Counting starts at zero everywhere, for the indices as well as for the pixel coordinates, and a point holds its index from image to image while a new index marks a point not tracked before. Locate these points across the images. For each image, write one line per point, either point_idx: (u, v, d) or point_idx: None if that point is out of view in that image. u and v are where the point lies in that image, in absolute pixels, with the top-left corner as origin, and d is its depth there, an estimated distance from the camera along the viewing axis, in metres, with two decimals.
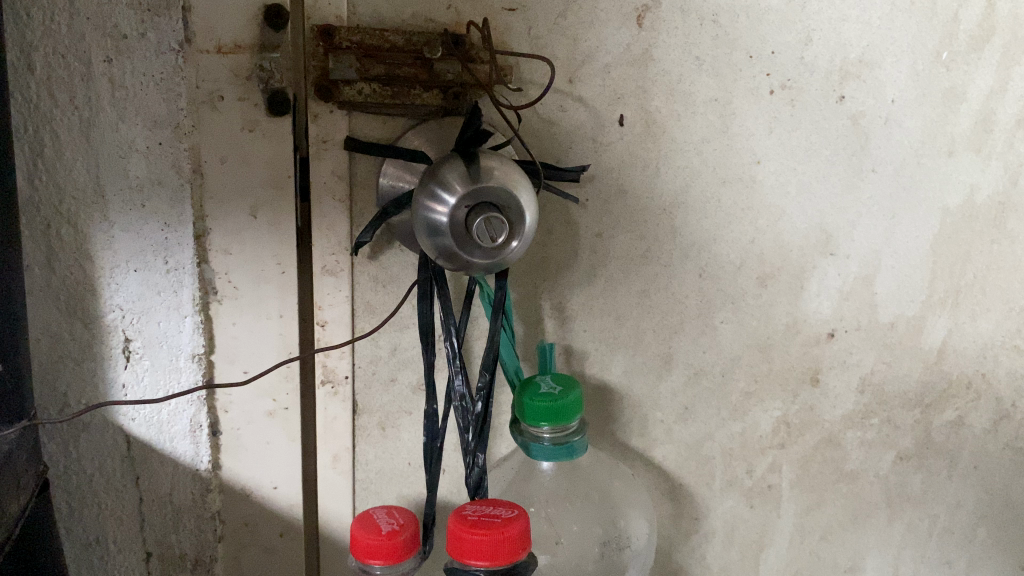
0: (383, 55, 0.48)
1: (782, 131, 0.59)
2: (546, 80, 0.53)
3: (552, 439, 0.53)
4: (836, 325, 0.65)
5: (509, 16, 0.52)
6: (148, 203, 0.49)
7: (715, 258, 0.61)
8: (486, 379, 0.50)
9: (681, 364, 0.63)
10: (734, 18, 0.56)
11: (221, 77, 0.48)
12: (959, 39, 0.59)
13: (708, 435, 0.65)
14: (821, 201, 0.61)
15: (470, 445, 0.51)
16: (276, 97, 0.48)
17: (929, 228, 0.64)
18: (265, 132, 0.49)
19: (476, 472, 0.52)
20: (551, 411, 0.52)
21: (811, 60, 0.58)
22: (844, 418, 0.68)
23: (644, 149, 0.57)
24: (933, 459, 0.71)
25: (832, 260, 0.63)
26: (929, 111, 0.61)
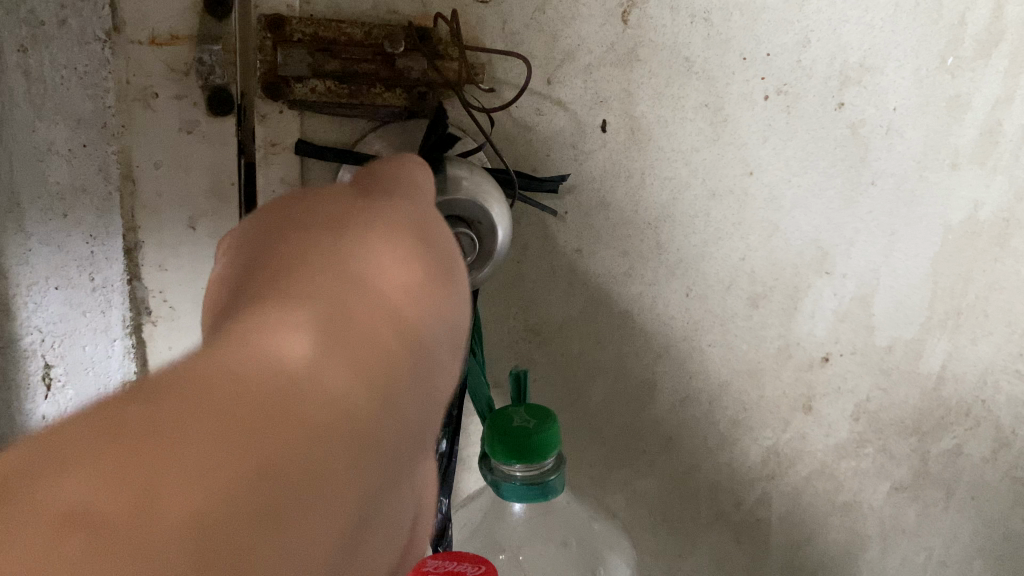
0: (340, 50, 0.43)
1: (777, 140, 0.54)
2: (522, 80, 0.48)
3: (496, 475, 0.50)
4: (830, 348, 0.60)
5: (482, 9, 0.47)
6: (71, 213, 0.44)
7: (703, 276, 0.56)
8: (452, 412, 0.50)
9: (665, 392, 0.59)
10: (728, 16, 0.50)
11: (154, 71, 0.42)
12: (965, 44, 0.54)
13: (695, 466, 0.62)
14: (817, 216, 0.56)
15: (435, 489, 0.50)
16: (218, 95, 0.43)
17: (930, 246, 0.59)
18: (206, 134, 0.43)
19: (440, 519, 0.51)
20: (500, 441, 0.49)
21: (809, 64, 0.52)
22: (837, 447, 0.63)
23: (629, 158, 0.52)
24: (929, 489, 0.67)
25: (828, 279, 0.58)
26: (932, 121, 0.56)
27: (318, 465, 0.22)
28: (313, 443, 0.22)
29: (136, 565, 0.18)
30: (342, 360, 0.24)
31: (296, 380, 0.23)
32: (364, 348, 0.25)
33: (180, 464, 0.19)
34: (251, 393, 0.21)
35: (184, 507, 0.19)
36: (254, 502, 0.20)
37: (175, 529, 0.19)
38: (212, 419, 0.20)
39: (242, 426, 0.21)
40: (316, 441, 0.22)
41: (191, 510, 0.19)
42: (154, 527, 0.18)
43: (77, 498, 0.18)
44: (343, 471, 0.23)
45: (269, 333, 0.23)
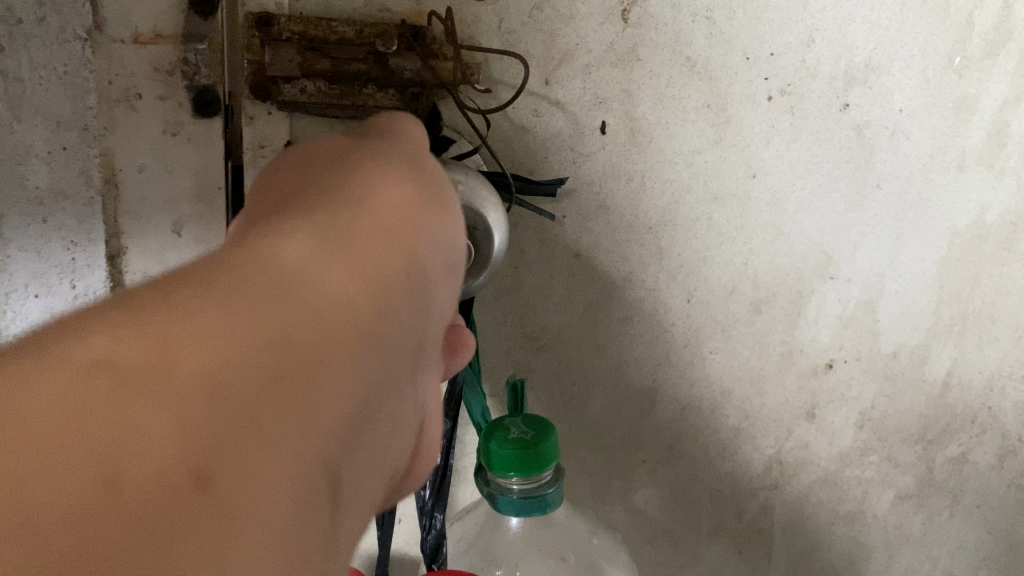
0: (330, 49, 0.41)
1: (780, 142, 0.52)
2: (518, 81, 0.47)
3: (491, 488, 0.49)
4: (835, 355, 0.59)
5: (477, 7, 0.45)
6: (51, 218, 0.42)
7: (705, 282, 0.55)
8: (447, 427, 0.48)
9: (666, 400, 0.58)
10: (730, 15, 0.49)
11: (138, 71, 0.41)
12: (973, 44, 0.53)
13: (696, 476, 0.61)
14: (821, 219, 0.55)
15: (428, 504, 0.49)
16: (204, 96, 0.42)
17: (937, 251, 0.58)
18: (192, 136, 0.42)
19: (433, 536, 0.49)
20: (497, 457, 0.47)
21: (813, 64, 0.51)
22: (841, 456, 0.62)
23: (629, 160, 0.50)
24: (934, 497, 0.66)
25: (832, 284, 0.57)
26: (939, 122, 0.54)
27: (335, 344, 0.21)
28: (327, 323, 0.21)
29: (158, 416, 0.17)
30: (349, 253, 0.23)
31: (309, 269, 0.22)
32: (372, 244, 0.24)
33: (195, 328, 0.18)
34: (258, 276, 0.21)
35: (204, 365, 0.18)
36: (274, 370, 0.19)
37: (193, 386, 0.18)
38: (221, 294, 0.20)
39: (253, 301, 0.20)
40: (329, 323, 0.21)
41: (211, 370, 0.18)
42: (175, 382, 0.17)
43: (90, 354, 0.17)
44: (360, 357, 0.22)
45: (268, 234, 0.23)
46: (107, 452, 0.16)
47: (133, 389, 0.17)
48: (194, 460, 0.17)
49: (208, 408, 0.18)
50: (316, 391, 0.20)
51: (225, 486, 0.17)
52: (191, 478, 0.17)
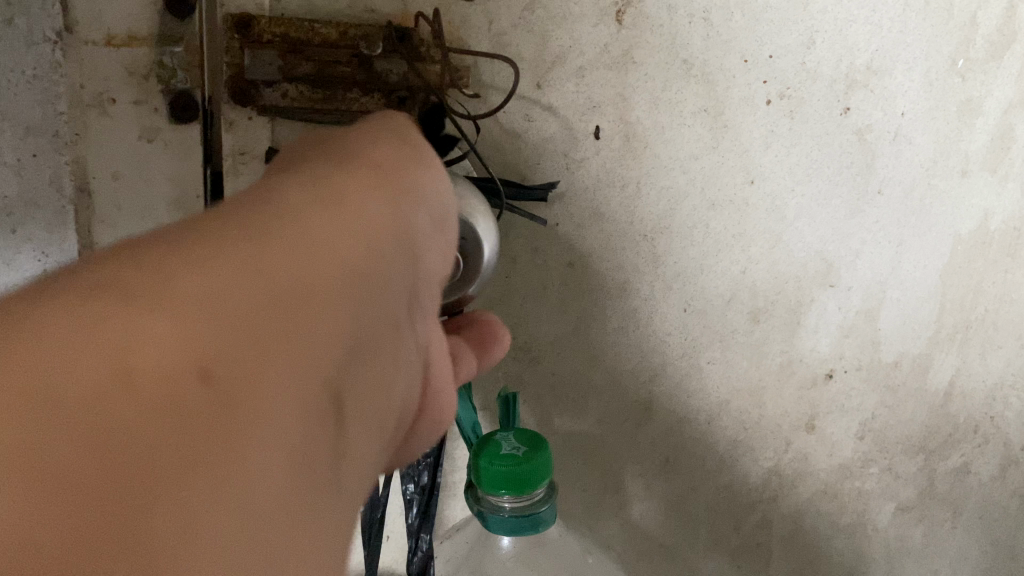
0: (314, 51, 0.40)
1: (780, 147, 0.51)
2: (510, 84, 0.45)
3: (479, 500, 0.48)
4: (835, 364, 0.57)
5: (467, 8, 0.44)
6: (21, 228, 0.41)
7: (702, 291, 0.53)
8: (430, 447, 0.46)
9: (662, 413, 0.56)
10: (728, 16, 0.47)
11: (111, 74, 0.39)
12: (977, 45, 0.51)
13: (693, 489, 0.59)
14: (821, 226, 0.53)
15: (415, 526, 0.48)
16: (180, 100, 0.40)
17: (940, 258, 0.56)
18: (169, 142, 0.41)
19: (420, 558, 0.48)
20: (489, 473, 0.46)
21: (813, 66, 0.49)
22: (841, 467, 0.61)
23: (623, 166, 0.49)
24: (936, 509, 0.64)
25: (832, 292, 0.55)
26: (942, 126, 0.53)
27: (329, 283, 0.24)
28: (325, 261, 0.24)
29: (152, 318, 0.20)
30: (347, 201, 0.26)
31: (294, 204, 0.24)
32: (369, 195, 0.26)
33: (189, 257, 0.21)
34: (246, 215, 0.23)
35: (209, 302, 0.21)
36: (272, 305, 0.22)
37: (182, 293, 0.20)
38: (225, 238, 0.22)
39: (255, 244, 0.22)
40: (328, 266, 0.24)
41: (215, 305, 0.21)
42: (173, 295, 0.20)
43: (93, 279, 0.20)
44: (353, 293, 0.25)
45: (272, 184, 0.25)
46: (130, 377, 0.19)
47: (148, 320, 0.19)
48: (202, 379, 0.20)
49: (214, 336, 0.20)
50: (312, 323, 0.23)
51: (230, 404, 0.20)
52: (204, 394, 0.20)
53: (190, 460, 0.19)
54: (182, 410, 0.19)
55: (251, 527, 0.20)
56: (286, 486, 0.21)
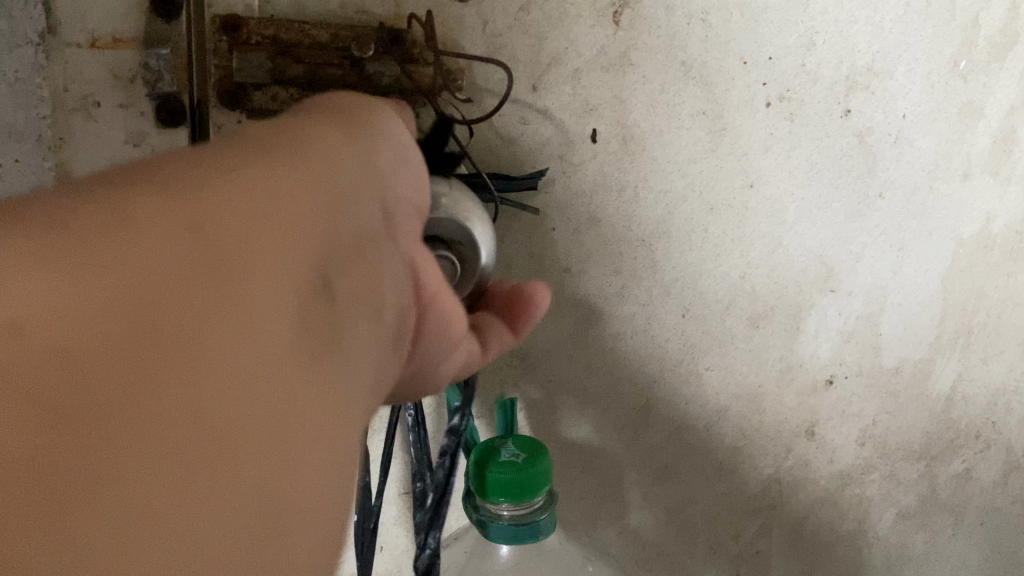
0: (304, 54, 0.39)
1: (780, 151, 0.50)
2: (504, 88, 0.44)
3: (485, 514, 0.47)
4: (835, 370, 0.56)
5: (460, 9, 0.43)
6: None
7: (700, 296, 0.52)
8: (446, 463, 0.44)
9: (660, 419, 0.55)
10: (727, 17, 0.46)
11: (95, 77, 0.38)
12: (979, 47, 0.51)
13: (691, 497, 0.58)
14: (821, 230, 0.53)
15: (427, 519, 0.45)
16: (167, 104, 0.39)
17: (942, 262, 0.56)
18: (156, 146, 0.40)
19: (427, 554, 0.45)
20: (499, 485, 0.45)
21: (814, 68, 0.49)
22: (841, 474, 0.60)
23: (621, 170, 0.48)
24: (937, 516, 0.63)
25: (833, 297, 0.54)
26: (944, 129, 0.52)
27: (239, 250, 0.19)
28: (235, 230, 0.20)
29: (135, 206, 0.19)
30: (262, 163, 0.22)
31: (259, 130, 0.24)
32: (290, 157, 0.23)
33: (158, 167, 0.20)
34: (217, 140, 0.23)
35: (56, 295, 0.17)
36: (152, 289, 0.18)
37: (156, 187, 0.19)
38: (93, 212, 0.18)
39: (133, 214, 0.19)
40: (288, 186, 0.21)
41: (61, 298, 0.17)
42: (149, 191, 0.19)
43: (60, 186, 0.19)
44: (281, 258, 0.20)
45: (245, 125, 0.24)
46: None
47: (42, 280, 0.17)
48: (104, 352, 0.17)
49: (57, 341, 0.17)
50: (219, 303, 0.19)
51: (141, 378, 0.17)
52: (34, 414, 0.16)
53: (10, 505, 0.16)
54: (68, 390, 0.16)
55: (166, 526, 0.17)
56: (188, 509, 0.17)
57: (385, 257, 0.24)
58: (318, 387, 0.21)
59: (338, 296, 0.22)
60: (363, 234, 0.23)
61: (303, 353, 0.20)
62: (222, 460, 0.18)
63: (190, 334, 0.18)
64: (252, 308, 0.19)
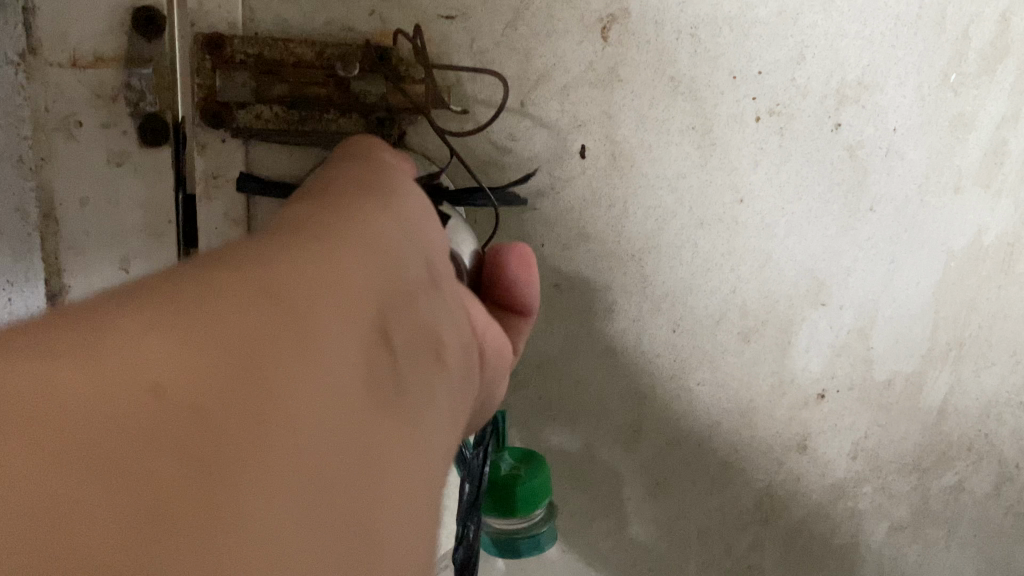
0: (290, 72, 0.40)
1: (769, 164, 0.49)
2: (499, 99, 0.45)
3: (501, 528, 0.50)
4: (826, 384, 0.56)
5: (447, 26, 0.43)
6: None
7: (690, 310, 0.52)
8: (470, 488, 0.47)
9: (650, 435, 0.56)
10: (716, 32, 0.46)
11: (77, 97, 0.38)
12: (969, 59, 0.49)
13: (683, 513, 0.59)
14: (811, 243, 0.52)
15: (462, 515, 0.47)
16: (151, 123, 0.39)
17: (933, 274, 0.54)
18: (137, 166, 0.40)
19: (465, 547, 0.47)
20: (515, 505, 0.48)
21: (803, 82, 0.48)
22: (833, 487, 0.59)
23: (609, 184, 0.48)
24: (929, 528, 0.63)
25: (824, 310, 0.54)
26: (933, 142, 0.51)
27: (316, 326, 0.21)
28: (292, 315, 0.21)
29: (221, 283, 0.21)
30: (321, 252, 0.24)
31: (293, 221, 0.26)
32: (345, 244, 0.25)
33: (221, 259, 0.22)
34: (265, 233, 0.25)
35: (173, 364, 0.18)
36: (249, 345, 0.19)
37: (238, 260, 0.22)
38: (189, 300, 0.20)
39: (225, 304, 0.20)
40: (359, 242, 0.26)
41: (182, 373, 0.18)
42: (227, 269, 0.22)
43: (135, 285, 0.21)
44: (346, 332, 0.22)
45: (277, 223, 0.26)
46: (96, 470, 0.16)
47: (150, 344, 0.18)
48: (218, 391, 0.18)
49: (183, 405, 0.18)
50: (304, 359, 0.20)
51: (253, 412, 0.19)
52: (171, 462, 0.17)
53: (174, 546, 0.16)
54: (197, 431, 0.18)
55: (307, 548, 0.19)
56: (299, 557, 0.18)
57: (432, 305, 0.28)
58: (383, 448, 0.22)
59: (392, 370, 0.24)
60: (406, 304, 0.26)
61: (372, 402, 0.22)
62: (319, 518, 0.19)
63: (290, 399, 0.20)
64: (333, 376, 0.21)
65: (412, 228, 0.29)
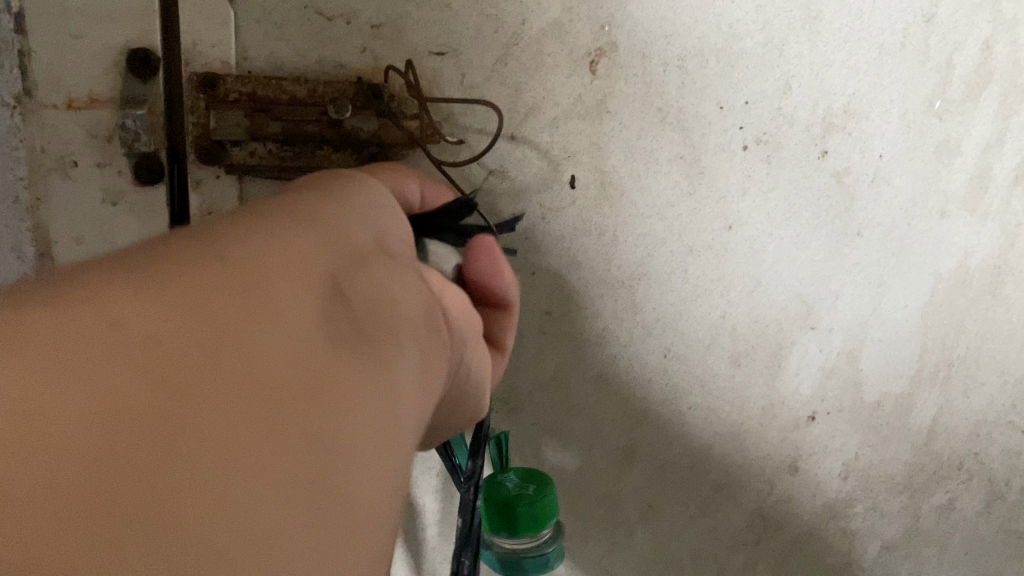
0: (282, 111, 0.41)
1: (758, 193, 0.50)
2: (494, 125, 0.45)
3: (512, 548, 0.50)
4: (816, 407, 0.56)
5: (437, 61, 0.44)
6: None
7: (682, 336, 0.53)
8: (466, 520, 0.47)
9: (643, 460, 0.57)
10: (703, 63, 0.47)
11: (72, 137, 0.40)
12: (953, 86, 0.50)
13: (676, 535, 0.60)
14: (801, 269, 0.53)
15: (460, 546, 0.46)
16: (145, 162, 0.41)
17: (920, 297, 0.55)
18: (133, 204, 0.41)
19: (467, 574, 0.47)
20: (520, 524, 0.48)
21: (790, 111, 0.49)
22: (825, 507, 0.60)
23: (599, 214, 0.49)
24: (921, 546, 0.64)
25: (813, 334, 0.54)
26: (919, 167, 0.52)
27: (272, 301, 0.21)
28: (245, 287, 0.21)
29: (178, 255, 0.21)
30: (285, 229, 0.24)
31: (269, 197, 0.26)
32: (306, 226, 0.25)
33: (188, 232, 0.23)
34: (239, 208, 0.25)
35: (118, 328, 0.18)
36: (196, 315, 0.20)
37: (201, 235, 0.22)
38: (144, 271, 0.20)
39: (187, 273, 0.20)
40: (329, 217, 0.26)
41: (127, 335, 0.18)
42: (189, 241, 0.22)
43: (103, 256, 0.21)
44: (302, 294, 0.22)
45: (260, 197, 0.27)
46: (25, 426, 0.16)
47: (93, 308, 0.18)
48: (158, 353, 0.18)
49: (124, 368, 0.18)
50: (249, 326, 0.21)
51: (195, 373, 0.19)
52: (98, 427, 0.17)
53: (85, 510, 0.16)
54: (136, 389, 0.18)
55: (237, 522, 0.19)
56: (245, 520, 0.19)
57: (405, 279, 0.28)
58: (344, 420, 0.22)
59: (362, 332, 0.24)
60: (376, 280, 0.26)
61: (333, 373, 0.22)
62: (270, 483, 0.19)
63: (245, 371, 0.20)
64: (288, 348, 0.21)
65: (379, 210, 0.29)
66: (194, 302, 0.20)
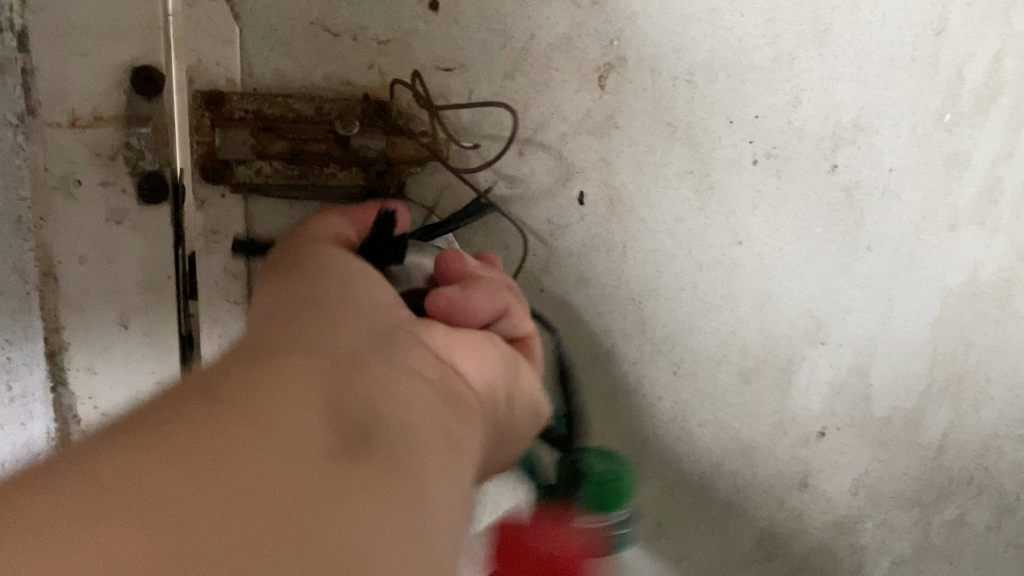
0: (287, 128, 0.41)
1: (767, 207, 0.50)
2: (508, 131, 0.45)
3: None
4: (827, 422, 0.56)
5: (445, 77, 0.43)
6: None
7: (691, 352, 0.52)
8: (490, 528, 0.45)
9: (652, 479, 0.56)
10: (712, 77, 0.46)
11: (76, 156, 0.38)
12: (962, 100, 0.50)
13: (685, 552, 0.59)
14: (810, 285, 0.52)
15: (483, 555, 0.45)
16: (150, 182, 0.39)
17: (929, 311, 0.55)
18: (137, 225, 0.40)
19: None
20: None
21: (800, 125, 0.48)
22: (835, 524, 0.59)
23: (609, 231, 0.48)
24: (931, 561, 0.63)
25: (823, 349, 0.54)
26: (929, 181, 0.51)
27: (297, 384, 0.21)
28: (267, 377, 0.20)
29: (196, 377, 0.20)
30: (281, 339, 0.23)
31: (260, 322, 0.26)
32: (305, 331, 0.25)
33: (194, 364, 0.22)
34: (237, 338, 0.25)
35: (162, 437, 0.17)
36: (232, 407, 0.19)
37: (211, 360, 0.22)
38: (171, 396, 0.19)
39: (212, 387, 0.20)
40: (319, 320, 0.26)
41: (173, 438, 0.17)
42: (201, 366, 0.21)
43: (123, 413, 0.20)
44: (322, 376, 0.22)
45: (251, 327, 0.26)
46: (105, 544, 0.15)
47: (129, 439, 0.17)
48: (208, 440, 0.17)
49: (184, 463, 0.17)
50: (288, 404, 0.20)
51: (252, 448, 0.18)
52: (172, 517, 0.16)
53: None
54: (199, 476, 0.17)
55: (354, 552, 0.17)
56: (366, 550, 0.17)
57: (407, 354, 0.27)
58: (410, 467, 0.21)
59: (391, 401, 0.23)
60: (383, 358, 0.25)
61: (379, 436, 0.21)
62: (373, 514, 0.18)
63: (299, 437, 0.19)
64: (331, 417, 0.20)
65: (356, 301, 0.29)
66: (210, 414, 0.18)
